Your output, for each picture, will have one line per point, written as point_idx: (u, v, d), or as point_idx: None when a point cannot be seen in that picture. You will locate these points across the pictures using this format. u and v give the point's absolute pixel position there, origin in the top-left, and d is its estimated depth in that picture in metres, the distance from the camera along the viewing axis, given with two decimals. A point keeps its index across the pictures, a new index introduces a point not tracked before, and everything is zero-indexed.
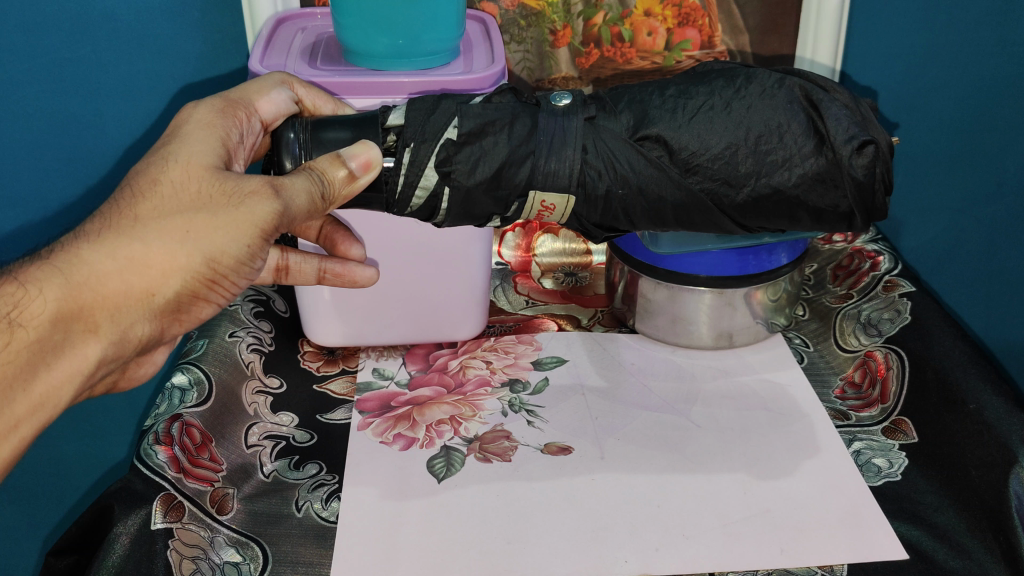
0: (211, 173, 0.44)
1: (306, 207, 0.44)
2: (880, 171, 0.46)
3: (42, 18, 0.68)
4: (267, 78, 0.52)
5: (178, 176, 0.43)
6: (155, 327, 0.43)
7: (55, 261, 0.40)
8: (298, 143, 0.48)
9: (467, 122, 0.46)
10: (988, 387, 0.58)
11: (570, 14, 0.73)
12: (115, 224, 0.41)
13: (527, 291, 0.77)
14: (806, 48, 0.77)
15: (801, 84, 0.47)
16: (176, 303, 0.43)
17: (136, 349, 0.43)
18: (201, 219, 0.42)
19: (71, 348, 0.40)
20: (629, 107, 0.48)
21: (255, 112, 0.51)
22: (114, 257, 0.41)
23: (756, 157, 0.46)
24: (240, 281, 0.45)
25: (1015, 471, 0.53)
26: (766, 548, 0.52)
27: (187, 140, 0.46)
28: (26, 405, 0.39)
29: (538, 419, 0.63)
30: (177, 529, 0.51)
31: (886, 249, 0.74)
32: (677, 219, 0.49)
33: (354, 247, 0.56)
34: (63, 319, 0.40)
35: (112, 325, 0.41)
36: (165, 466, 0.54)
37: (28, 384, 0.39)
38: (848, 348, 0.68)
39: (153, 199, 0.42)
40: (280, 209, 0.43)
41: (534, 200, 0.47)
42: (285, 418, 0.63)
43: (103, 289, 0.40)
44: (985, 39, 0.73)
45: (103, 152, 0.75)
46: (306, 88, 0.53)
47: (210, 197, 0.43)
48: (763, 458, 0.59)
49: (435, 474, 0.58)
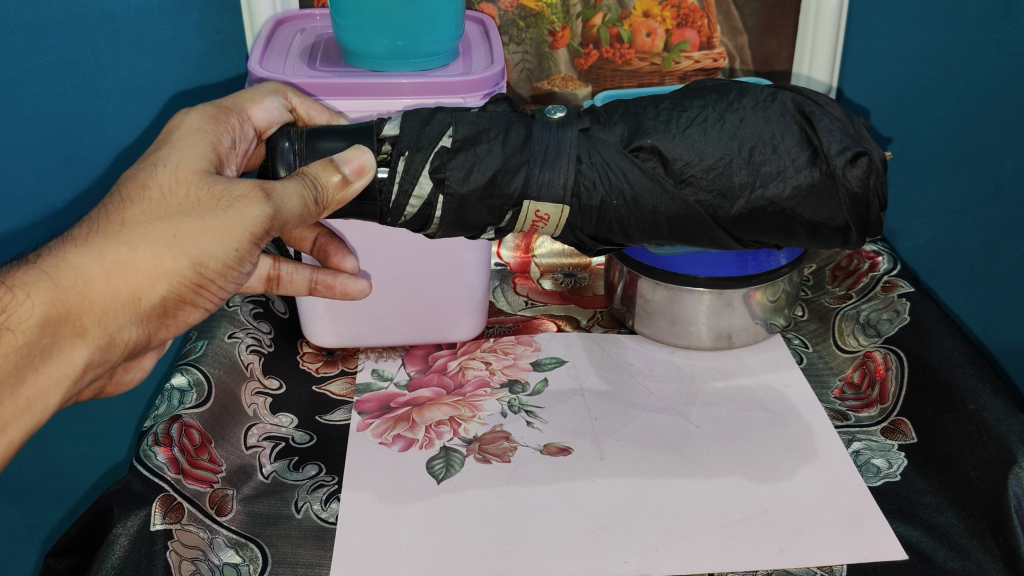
0: (200, 177, 0.44)
1: (298, 211, 0.44)
2: (874, 184, 0.46)
3: (41, 19, 0.68)
4: (261, 87, 0.53)
5: (166, 181, 0.43)
6: (142, 331, 0.43)
7: (42, 264, 0.40)
8: (293, 152, 0.48)
9: (462, 129, 0.47)
10: (987, 387, 0.58)
11: (570, 15, 0.73)
12: (103, 229, 0.41)
13: (526, 291, 0.77)
14: (803, 58, 0.77)
15: (794, 97, 0.47)
16: (162, 307, 0.43)
17: (123, 354, 0.43)
18: (190, 223, 0.42)
19: (59, 352, 0.40)
20: (623, 119, 0.48)
21: (249, 119, 0.50)
22: (101, 262, 0.41)
23: (750, 168, 0.46)
24: (228, 285, 0.45)
25: (1014, 472, 0.53)
26: (765, 548, 0.52)
27: (177, 146, 0.46)
28: (14, 407, 0.39)
29: (538, 419, 0.63)
30: (177, 531, 0.51)
31: (885, 249, 0.74)
32: (672, 232, 0.48)
33: (347, 259, 0.56)
34: (50, 323, 0.40)
35: (99, 328, 0.41)
36: (164, 467, 0.54)
37: (17, 387, 0.39)
38: (847, 348, 0.68)
39: (142, 204, 0.42)
40: (270, 212, 0.43)
41: (529, 209, 0.47)
42: (285, 419, 0.63)
43: (91, 293, 0.40)
44: (981, 40, 0.74)
45: (102, 153, 0.75)
46: (300, 97, 0.53)
47: (199, 201, 0.43)
48: (761, 459, 0.59)
49: (435, 475, 0.58)
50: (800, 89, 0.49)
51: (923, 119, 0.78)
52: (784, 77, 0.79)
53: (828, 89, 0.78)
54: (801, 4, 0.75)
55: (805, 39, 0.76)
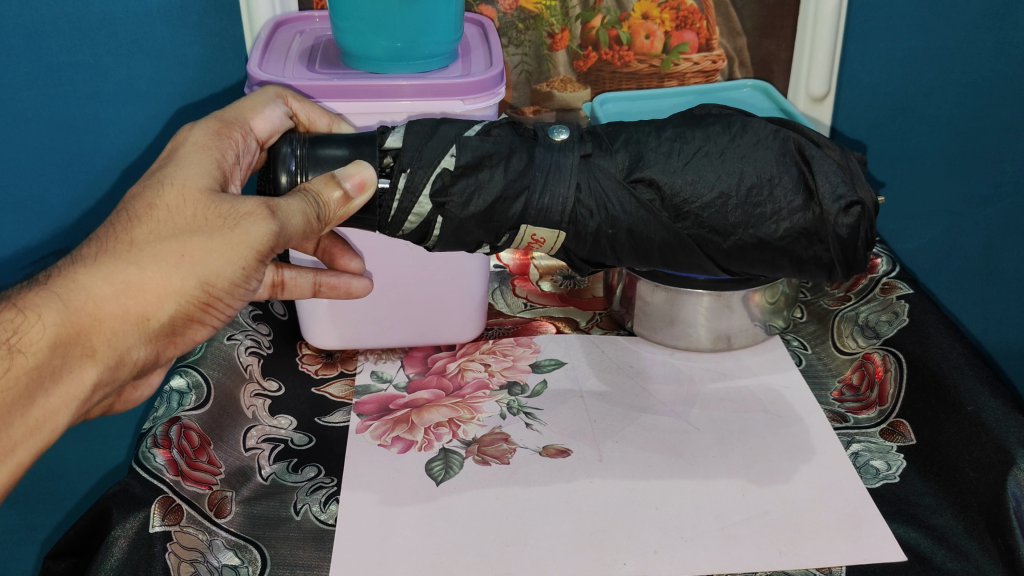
0: (206, 195, 0.44)
1: (301, 227, 0.45)
2: (864, 229, 0.46)
3: (41, 22, 0.68)
4: (262, 94, 0.53)
5: (174, 200, 0.43)
6: (150, 351, 0.43)
7: (53, 286, 0.40)
8: (294, 158, 0.48)
9: (464, 155, 0.46)
10: (986, 390, 0.58)
11: (569, 17, 0.74)
12: (112, 249, 0.41)
13: (525, 294, 0.77)
14: (801, 59, 0.77)
15: (795, 136, 0.47)
16: (170, 326, 0.43)
17: (131, 372, 0.43)
18: (198, 242, 0.42)
19: (69, 372, 0.40)
20: (625, 146, 0.47)
21: (251, 131, 0.51)
22: (110, 282, 0.41)
23: (745, 208, 0.46)
24: (235, 302, 0.45)
25: (1013, 473, 0.52)
26: (767, 549, 0.52)
27: (183, 163, 0.46)
28: (23, 428, 0.39)
29: (536, 421, 0.63)
30: (176, 533, 0.51)
31: (885, 251, 0.74)
32: (663, 258, 0.49)
33: (353, 260, 0.57)
34: (62, 344, 0.40)
35: (109, 349, 0.41)
36: (163, 469, 0.54)
37: (27, 409, 0.39)
38: (846, 350, 0.68)
39: (150, 223, 0.42)
40: (277, 230, 0.43)
41: (525, 233, 0.48)
42: (284, 421, 0.63)
43: (102, 313, 0.41)
44: (982, 41, 0.74)
45: (101, 155, 0.75)
46: (300, 102, 0.53)
47: (206, 219, 0.43)
48: (760, 461, 0.59)
49: (434, 477, 0.58)
50: (800, 125, 0.48)
51: (922, 120, 0.79)
52: (784, 78, 0.79)
53: (828, 90, 0.77)
54: (801, 6, 0.75)
55: (804, 41, 0.76)
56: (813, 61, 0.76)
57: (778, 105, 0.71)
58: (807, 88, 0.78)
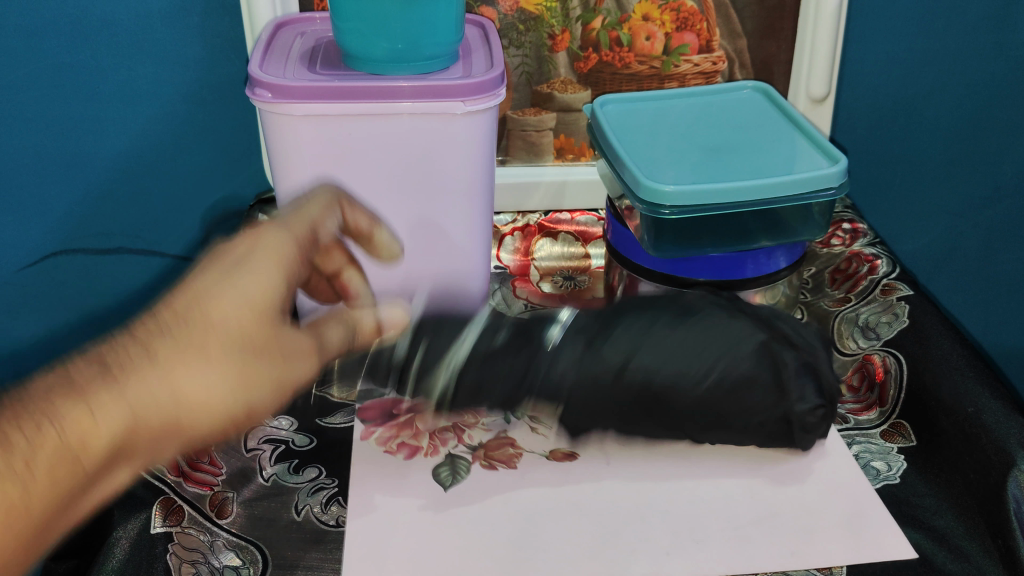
0: (268, 321, 0.47)
1: (338, 344, 0.54)
2: None
3: None
4: (322, 194, 0.56)
5: (235, 316, 0.46)
6: (180, 453, 0.46)
7: (118, 382, 0.41)
8: (302, 364, 0.51)
9: None
10: (985, 391, 0.58)
11: (569, 19, 0.74)
12: (177, 356, 0.43)
13: (526, 296, 0.77)
14: (801, 61, 0.77)
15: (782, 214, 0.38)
16: (205, 439, 0.46)
17: (156, 466, 0.46)
18: (260, 367, 0.47)
19: (110, 474, 0.43)
20: None
21: (318, 236, 0.55)
22: (169, 394, 0.43)
23: None
24: (252, 423, 0.49)
25: (1013, 474, 0.53)
26: (773, 550, 0.52)
27: (250, 269, 0.48)
28: (66, 524, 0.41)
29: (542, 425, 0.61)
30: (176, 534, 0.53)
31: (885, 253, 0.73)
32: None
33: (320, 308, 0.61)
34: (121, 445, 0.42)
35: (148, 452, 0.44)
36: (165, 472, 0.57)
37: (74, 511, 0.41)
38: (847, 352, 0.68)
39: (211, 337, 0.45)
40: (316, 370, 0.51)
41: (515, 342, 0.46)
42: (285, 423, 0.63)
43: (152, 420, 0.42)
44: (982, 42, 0.74)
45: (101, 156, 0.75)
46: (353, 210, 0.57)
47: (266, 343, 0.47)
48: (763, 463, 0.59)
49: (441, 483, 0.58)
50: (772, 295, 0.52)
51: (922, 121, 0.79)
52: (785, 80, 0.79)
53: (828, 92, 0.78)
54: (800, 8, 0.75)
55: (804, 42, 0.76)
56: (813, 61, 0.76)
57: (779, 108, 0.71)
58: (807, 89, 0.78)
